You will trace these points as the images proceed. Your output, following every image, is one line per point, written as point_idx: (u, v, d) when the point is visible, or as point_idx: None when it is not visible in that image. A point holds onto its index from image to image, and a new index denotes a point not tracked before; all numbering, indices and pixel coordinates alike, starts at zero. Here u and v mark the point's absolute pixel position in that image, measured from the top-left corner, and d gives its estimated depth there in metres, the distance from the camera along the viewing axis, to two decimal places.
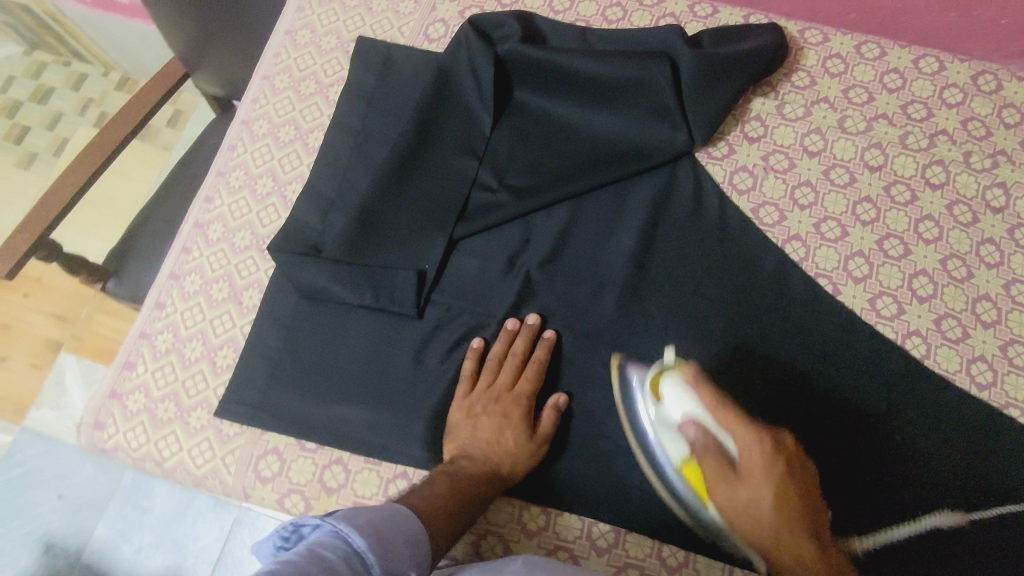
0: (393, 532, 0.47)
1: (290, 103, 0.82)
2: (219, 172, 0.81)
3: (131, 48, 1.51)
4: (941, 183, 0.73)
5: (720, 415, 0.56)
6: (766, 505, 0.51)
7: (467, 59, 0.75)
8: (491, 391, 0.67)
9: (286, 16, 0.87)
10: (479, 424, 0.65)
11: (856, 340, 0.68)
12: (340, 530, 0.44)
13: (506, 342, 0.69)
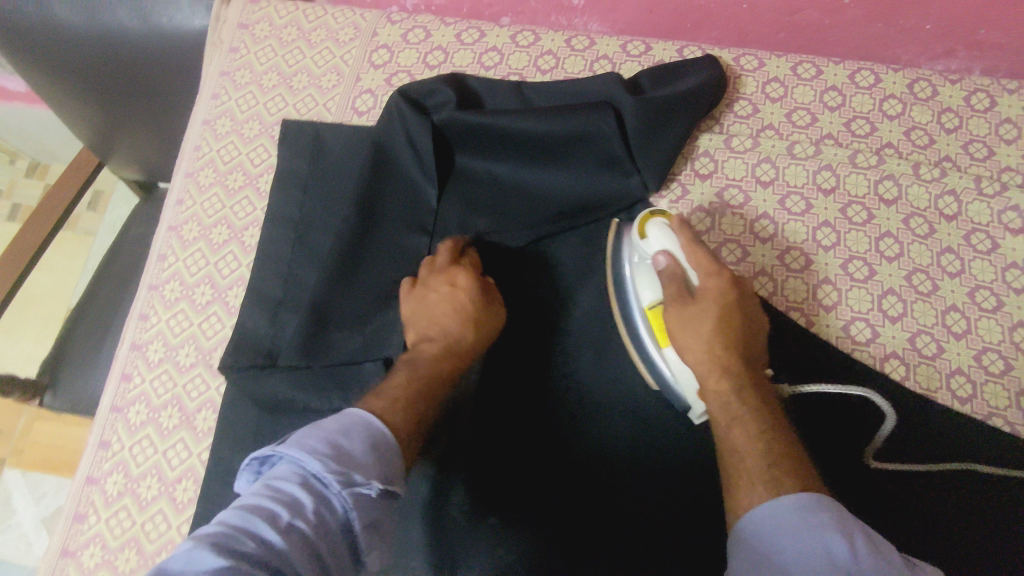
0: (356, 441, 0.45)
1: (218, 201, 0.75)
2: (151, 286, 0.72)
3: (36, 136, 1.42)
4: (894, 197, 0.73)
5: (688, 246, 0.60)
6: (711, 317, 0.57)
7: (401, 128, 0.71)
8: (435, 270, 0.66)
9: (201, 105, 0.79)
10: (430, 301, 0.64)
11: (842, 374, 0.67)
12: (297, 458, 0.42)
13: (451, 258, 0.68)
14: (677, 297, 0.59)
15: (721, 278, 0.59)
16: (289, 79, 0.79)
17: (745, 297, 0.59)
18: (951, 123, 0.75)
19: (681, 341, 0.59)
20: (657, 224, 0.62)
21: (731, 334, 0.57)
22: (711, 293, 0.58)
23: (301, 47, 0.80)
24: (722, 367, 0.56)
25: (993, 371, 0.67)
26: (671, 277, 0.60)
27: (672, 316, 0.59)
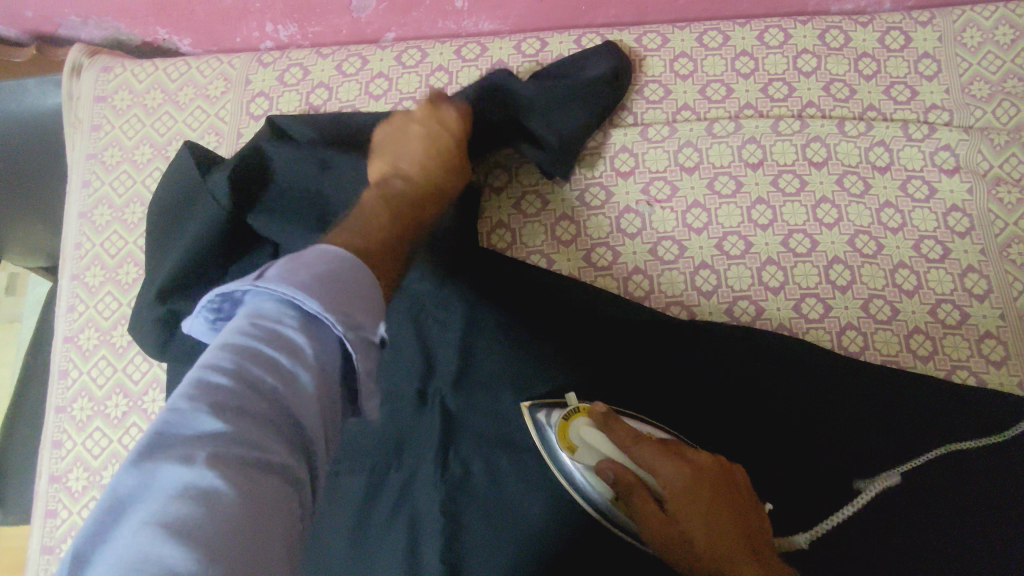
0: (333, 275, 0.37)
1: (114, 300, 0.68)
2: (59, 408, 0.66)
3: None
4: (824, 159, 0.69)
5: (629, 440, 0.49)
6: (702, 536, 0.44)
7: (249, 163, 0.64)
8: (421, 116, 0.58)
9: (73, 195, 0.72)
10: (410, 134, 0.57)
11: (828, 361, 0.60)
12: (283, 294, 0.36)
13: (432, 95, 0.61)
14: (649, 512, 0.46)
15: (674, 463, 0.47)
16: (165, 149, 0.72)
17: (721, 482, 0.47)
18: (868, 69, 0.72)
19: (673, 563, 0.45)
20: (586, 429, 0.52)
21: (712, 518, 0.44)
22: (686, 505, 0.45)
23: (171, 112, 0.73)
24: (715, 555, 0.43)
25: (950, 324, 0.65)
26: (629, 487, 0.48)
27: (649, 533, 0.47)
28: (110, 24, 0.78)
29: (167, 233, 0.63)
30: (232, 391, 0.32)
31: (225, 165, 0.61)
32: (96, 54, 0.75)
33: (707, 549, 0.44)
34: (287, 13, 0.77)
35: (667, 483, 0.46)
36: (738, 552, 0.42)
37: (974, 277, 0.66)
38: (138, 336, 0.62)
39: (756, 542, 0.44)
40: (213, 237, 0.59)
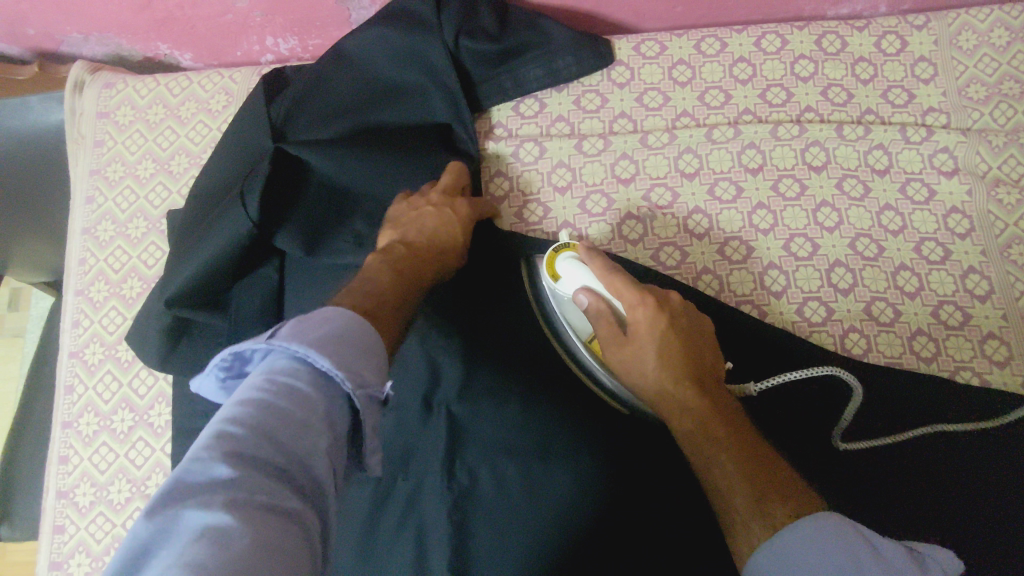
0: (340, 336, 0.38)
1: (119, 314, 0.68)
2: (65, 423, 0.66)
3: None
4: (823, 163, 0.70)
5: (604, 274, 0.55)
6: (651, 361, 0.51)
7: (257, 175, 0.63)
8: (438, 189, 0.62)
9: (77, 211, 0.73)
10: (423, 209, 0.60)
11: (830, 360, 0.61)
12: (297, 352, 0.36)
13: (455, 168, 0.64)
14: (609, 336, 0.53)
15: (643, 297, 0.52)
16: (167, 163, 0.72)
17: (682, 322, 0.53)
18: (866, 73, 0.72)
19: (628, 378, 0.53)
20: (570, 262, 0.58)
21: (670, 351, 0.51)
22: (644, 331, 0.52)
23: (173, 126, 0.74)
24: (672, 393, 0.50)
25: (953, 325, 0.65)
26: (597, 312, 0.54)
27: (611, 356, 0.54)
28: (111, 40, 0.78)
29: (179, 245, 0.64)
30: (246, 441, 0.33)
31: (252, 188, 0.60)
32: (99, 71, 0.75)
33: (649, 375, 0.51)
34: (288, 27, 0.77)
35: (635, 313, 0.52)
36: (688, 386, 0.49)
37: (975, 278, 0.66)
38: (139, 341, 0.63)
39: (709, 383, 0.51)
40: (231, 259, 0.60)
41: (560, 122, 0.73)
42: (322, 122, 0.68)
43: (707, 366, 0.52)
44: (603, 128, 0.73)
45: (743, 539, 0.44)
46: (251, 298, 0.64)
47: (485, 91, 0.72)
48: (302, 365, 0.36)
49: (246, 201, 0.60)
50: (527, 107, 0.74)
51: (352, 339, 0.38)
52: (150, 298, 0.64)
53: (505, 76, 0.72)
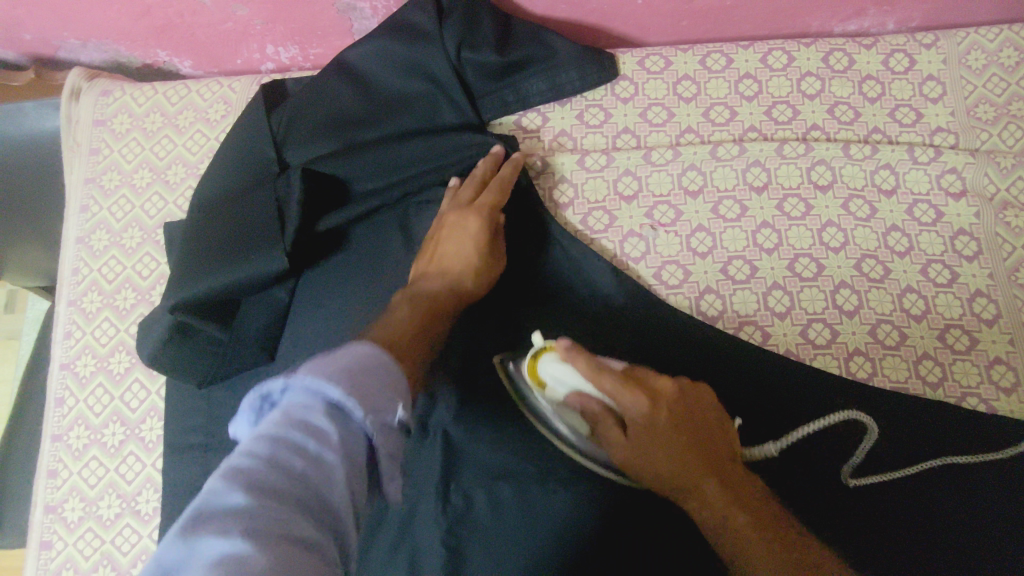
0: (364, 368, 0.35)
1: (112, 326, 0.67)
2: (55, 437, 0.65)
3: None
4: (829, 182, 0.69)
5: (590, 375, 0.47)
6: (664, 466, 0.46)
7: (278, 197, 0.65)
8: (461, 203, 0.62)
9: (71, 220, 0.72)
10: (458, 223, 0.60)
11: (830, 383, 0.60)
12: (313, 393, 0.33)
13: (487, 167, 0.65)
14: (611, 440, 0.48)
15: (633, 394, 0.46)
16: (164, 173, 0.71)
17: (667, 397, 0.47)
18: (873, 91, 0.72)
19: (642, 479, 0.49)
20: (553, 363, 0.52)
21: (679, 451, 0.46)
22: (644, 433, 0.46)
23: (170, 135, 0.73)
24: (692, 485, 0.46)
25: (960, 350, 0.63)
26: (596, 415, 0.49)
27: (620, 457, 0.49)
28: (109, 46, 0.77)
29: (184, 256, 0.64)
30: (261, 478, 0.30)
31: (292, 212, 0.63)
32: (96, 78, 0.74)
33: (664, 473, 0.47)
34: (288, 36, 0.77)
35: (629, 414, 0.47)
36: (705, 481, 0.46)
37: (982, 301, 0.65)
38: (140, 339, 0.64)
39: (724, 469, 0.47)
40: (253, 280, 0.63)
41: (562, 136, 0.72)
42: (320, 133, 0.69)
43: (707, 431, 0.48)
44: (606, 143, 0.72)
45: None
46: (257, 314, 0.66)
47: (487, 104, 0.71)
48: (314, 408, 0.33)
49: (284, 241, 0.63)
50: (529, 120, 0.73)
51: (372, 371, 0.35)
52: (153, 308, 0.64)
53: (508, 90, 0.71)
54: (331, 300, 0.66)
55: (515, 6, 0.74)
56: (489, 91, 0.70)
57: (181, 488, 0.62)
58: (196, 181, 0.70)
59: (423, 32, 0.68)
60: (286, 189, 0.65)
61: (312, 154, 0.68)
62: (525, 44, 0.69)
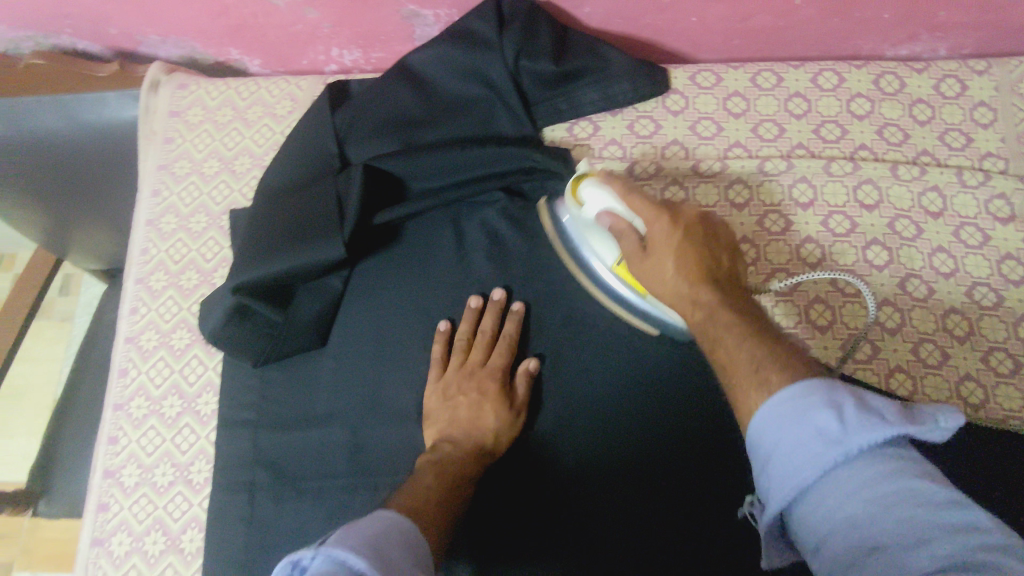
0: (379, 540, 0.41)
1: (175, 304, 0.71)
2: (116, 405, 0.69)
3: None
4: (876, 201, 0.70)
5: (622, 195, 0.56)
6: (670, 267, 0.52)
7: (341, 189, 0.68)
8: (464, 367, 0.65)
9: (143, 203, 0.76)
10: (458, 404, 0.63)
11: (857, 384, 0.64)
12: (337, 556, 0.38)
13: (473, 321, 0.67)
14: (631, 253, 0.55)
15: (660, 214, 0.54)
16: (231, 163, 0.75)
17: (694, 229, 0.54)
18: (923, 114, 0.72)
19: (649, 286, 0.55)
20: (591, 187, 0.59)
21: (684, 262, 0.52)
22: (661, 242, 0.53)
23: (240, 128, 0.77)
24: (694, 296, 0.51)
25: (1003, 373, 0.64)
26: (620, 233, 0.56)
27: (636, 270, 0.56)
28: (186, 43, 0.82)
29: (247, 241, 0.67)
30: None
31: (353, 202, 0.66)
32: (174, 72, 0.78)
33: (669, 280, 0.52)
34: (354, 39, 0.80)
35: (653, 222, 0.54)
36: (699, 287, 0.51)
37: None
38: (202, 317, 0.66)
39: (725, 284, 0.52)
40: (314, 265, 0.66)
41: (612, 145, 0.74)
42: (379, 134, 0.72)
43: (728, 271, 0.53)
44: (655, 153, 0.74)
45: (751, 398, 0.43)
46: (314, 302, 0.68)
47: (541, 111, 0.73)
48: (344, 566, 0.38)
49: (343, 231, 0.66)
50: (580, 129, 0.75)
51: (387, 544, 0.42)
52: (216, 289, 0.67)
53: (562, 99, 0.73)
54: (388, 292, 0.70)
55: (573, 18, 0.76)
56: (544, 99, 0.73)
57: (233, 460, 0.65)
58: (260, 172, 0.74)
59: (484, 39, 0.71)
60: (346, 184, 0.68)
61: (372, 152, 0.72)
62: (581, 55, 0.72)
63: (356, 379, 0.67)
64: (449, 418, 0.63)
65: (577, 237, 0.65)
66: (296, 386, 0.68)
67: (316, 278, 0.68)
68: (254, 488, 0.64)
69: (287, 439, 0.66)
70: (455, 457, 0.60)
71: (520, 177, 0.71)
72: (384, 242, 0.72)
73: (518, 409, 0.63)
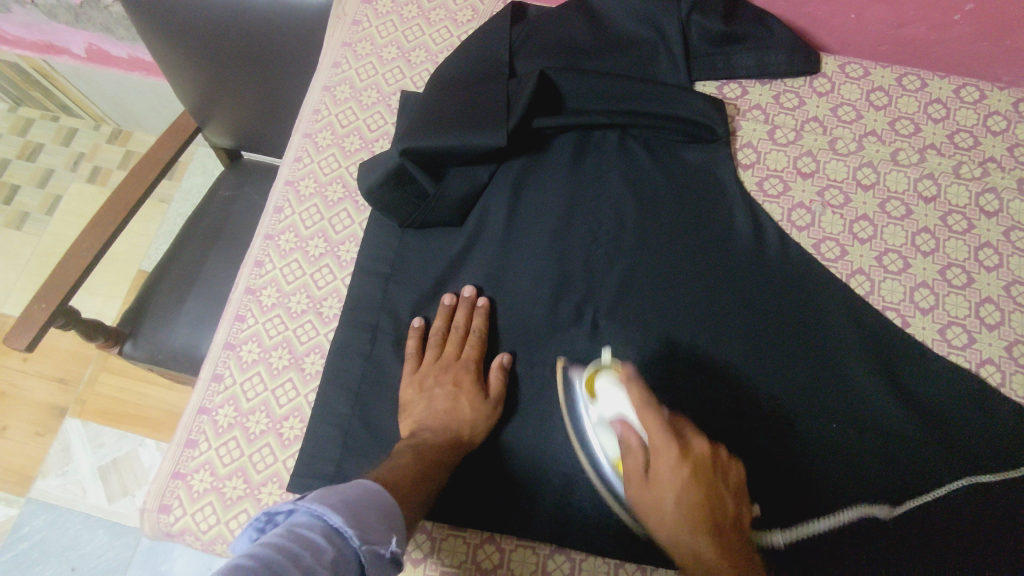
0: (360, 502, 0.46)
1: (335, 161, 0.78)
2: (267, 236, 0.76)
3: (148, 92, 1.56)
4: (995, 210, 0.74)
5: (636, 406, 0.55)
6: (668, 505, 0.52)
7: (510, 90, 0.75)
8: (439, 362, 0.68)
9: (322, 71, 0.83)
10: (433, 395, 0.66)
11: (895, 392, 0.67)
12: (316, 510, 0.44)
13: (445, 316, 0.70)
14: (634, 475, 0.55)
15: (672, 444, 0.53)
16: (408, 54, 0.83)
17: (704, 466, 0.53)
18: None
19: (646, 514, 0.55)
20: (608, 382, 0.62)
21: (688, 488, 0.51)
22: (663, 483, 0.53)
23: (421, 25, 0.84)
24: (692, 533, 0.51)
25: None
26: (630, 448, 0.56)
27: (634, 489, 0.56)
28: None
29: (413, 122, 0.74)
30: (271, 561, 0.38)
31: (518, 107, 0.72)
32: None
33: (667, 517, 0.52)
34: None
35: (661, 474, 0.53)
36: (702, 537, 0.50)
37: None
38: (362, 172, 0.72)
39: (729, 538, 0.51)
40: (475, 149, 0.72)
41: (756, 110, 0.80)
42: (549, 54, 0.79)
43: (719, 478, 0.53)
44: (795, 124, 0.79)
45: None
46: (461, 185, 0.74)
47: (698, 65, 0.79)
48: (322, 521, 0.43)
49: (507, 124, 0.72)
50: (729, 89, 0.81)
51: (366, 507, 0.47)
52: (379, 153, 0.73)
53: (720, 58, 0.79)
54: (530, 191, 0.76)
55: None
56: (704, 53, 0.79)
57: (364, 304, 0.71)
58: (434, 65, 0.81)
59: None
60: (517, 87, 0.74)
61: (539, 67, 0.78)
62: (748, 22, 0.78)
63: (489, 256, 0.73)
64: (425, 406, 0.65)
65: (586, 429, 0.65)
66: (428, 254, 0.74)
67: (469, 163, 0.74)
68: (378, 331, 0.70)
69: (415, 295, 0.72)
70: (434, 443, 0.61)
71: (670, 125, 0.76)
72: (531, 147, 0.78)
73: (491, 399, 0.66)
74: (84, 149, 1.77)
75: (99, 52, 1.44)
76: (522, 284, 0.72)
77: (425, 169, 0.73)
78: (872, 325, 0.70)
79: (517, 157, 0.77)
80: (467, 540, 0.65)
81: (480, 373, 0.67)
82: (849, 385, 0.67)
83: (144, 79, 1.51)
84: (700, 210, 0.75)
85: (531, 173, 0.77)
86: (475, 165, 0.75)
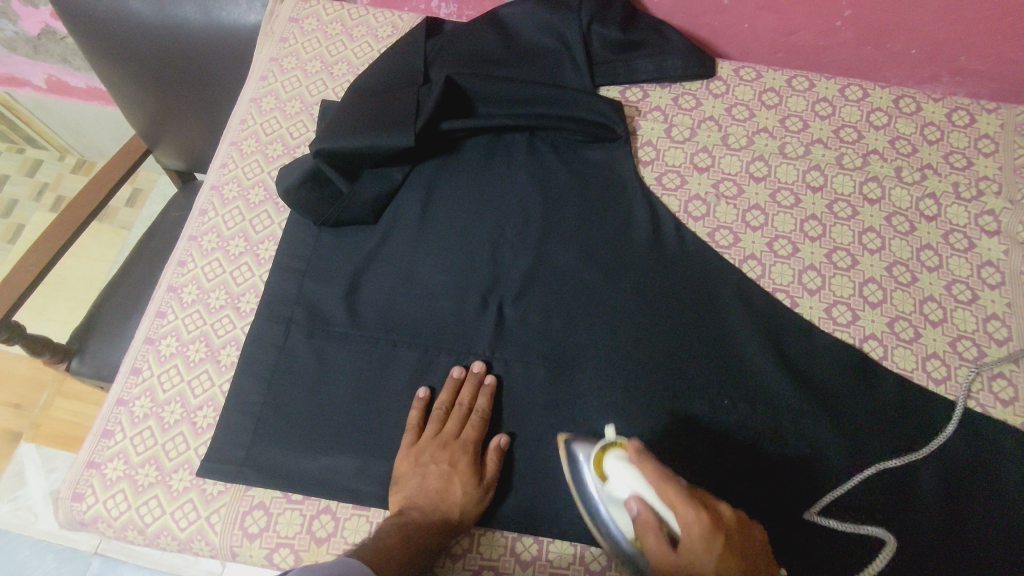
0: None
1: (259, 166, 0.82)
2: (191, 237, 0.79)
3: (109, 122, 1.61)
4: (878, 197, 0.78)
5: (658, 486, 0.52)
6: (706, 566, 0.49)
7: (419, 96, 0.79)
8: (438, 438, 0.66)
9: (250, 84, 0.88)
10: (427, 473, 0.64)
11: (784, 364, 0.70)
12: None
13: (451, 392, 0.69)
14: (659, 550, 0.51)
15: (700, 514, 0.50)
16: (331, 67, 0.88)
17: (734, 535, 0.51)
18: (933, 135, 0.82)
19: None
20: (618, 462, 0.58)
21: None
22: (698, 548, 0.49)
23: (344, 41, 0.90)
24: None
25: (966, 357, 0.71)
26: (646, 526, 0.52)
27: (656, 559, 0.51)
28: None
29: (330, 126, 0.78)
30: None
31: (421, 113, 0.77)
32: None
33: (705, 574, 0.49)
34: None
35: (692, 534, 0.50)
36: None
37: (995, 324, 0.72)
38: (281, 174, 0.77)
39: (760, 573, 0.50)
40: (385, 151, 0.76)
41: (656, 111, 0.85)
42: (460, 62, 0.84)
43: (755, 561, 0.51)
44: (692, 123, 0.84)
45: None
46: (375, 184, 0.78)
47: (601, 71, 0.85)
48: None
49: (413, 127, 0.76)
50: (632, 93, 0.86)
51: None
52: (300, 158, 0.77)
53: (621, 64, 0.85)
54: (443, 189, 0.81)
55: (642, 5, 0.88)
56: (607, 60, 0.84)
57: (279, 298, 0.74)
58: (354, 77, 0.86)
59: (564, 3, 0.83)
60: (425, 93, 0.79)
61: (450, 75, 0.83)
62: (646, 30, 0.84)
63: (401, 251, 0.77)
64: (417, 485, 0.63)
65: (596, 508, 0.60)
66: (344, 249, 0.77)
67: (383, 165, 0.79)
68: (291, 323, 0.73)
69: (328, 287, 0.75)
70: (419, 526, 0.60)
71: (573, 126, 0.81)
72: (444, 149, 0.82)
73: (485, 483, 0.64)
74: (49, 179, 1.79)
75: (60, 82, 1.49)
76: (432, 276, 0.76)
77: (340, 171, 0.77)
78: (760, 302, 0.74)
79: (430, 159, 0.82)
80: (370, 519, 0.66)
81: (479, 455, 0.66)
82: (738, 359, 0.71)
83: (104, 108, 1.55)
84: (603, 203, 0.79)
85: (445, 173, 0.81)
86: (388, 165, 0.79)
